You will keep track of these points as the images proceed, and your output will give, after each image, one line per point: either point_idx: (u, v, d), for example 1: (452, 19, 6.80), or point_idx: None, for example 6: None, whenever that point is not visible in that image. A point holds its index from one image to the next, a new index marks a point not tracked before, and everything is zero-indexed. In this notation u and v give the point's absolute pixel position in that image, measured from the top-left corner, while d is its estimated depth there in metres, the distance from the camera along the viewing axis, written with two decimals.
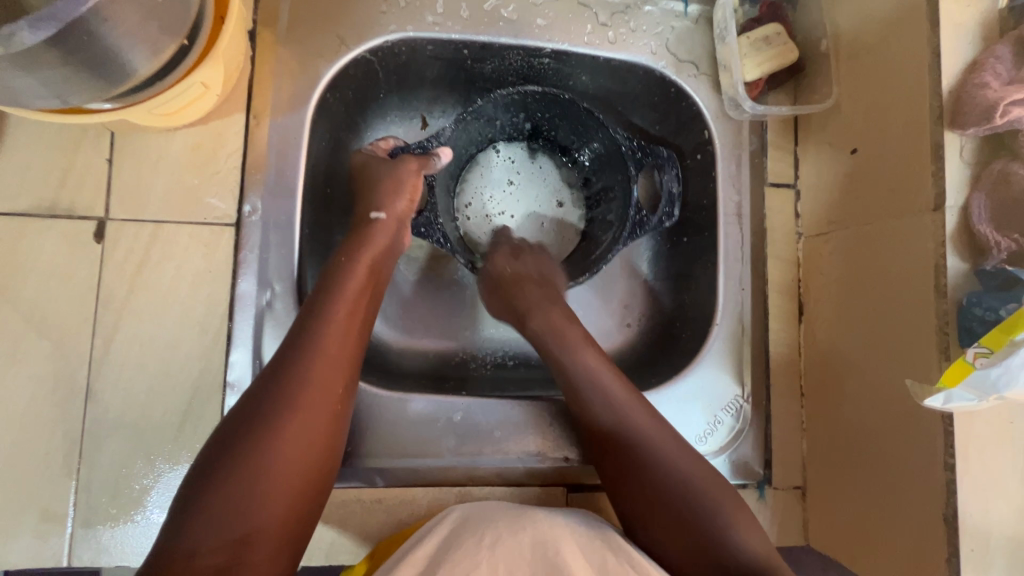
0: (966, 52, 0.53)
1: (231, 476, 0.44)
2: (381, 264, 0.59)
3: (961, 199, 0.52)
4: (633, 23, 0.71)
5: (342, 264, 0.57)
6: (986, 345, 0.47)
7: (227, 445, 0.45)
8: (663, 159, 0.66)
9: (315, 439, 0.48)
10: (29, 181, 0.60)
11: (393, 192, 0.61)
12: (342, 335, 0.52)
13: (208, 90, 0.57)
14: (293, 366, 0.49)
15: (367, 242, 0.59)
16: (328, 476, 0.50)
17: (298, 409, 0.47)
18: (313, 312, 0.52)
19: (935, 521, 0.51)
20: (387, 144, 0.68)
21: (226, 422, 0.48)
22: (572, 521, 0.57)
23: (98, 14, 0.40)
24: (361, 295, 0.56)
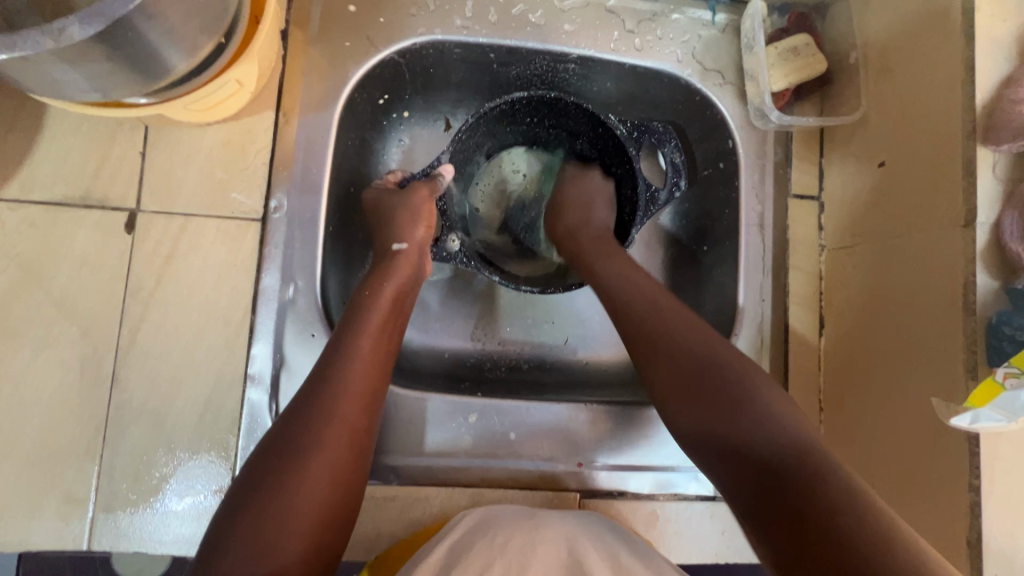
0: (1001, 67, 0.53)
1: (257, 511, 0.42)
2: (406, 292, 0.58)
3: (992, 216, 0.52)
4: (660, 31, 0.72)
5: (365, 297, 0.55)
6: (1017, 365, 0.46)
7: (255, 476, 0.44)
8: (660, 134, 0.65)
9: (346, 466, 0.46)
10: (65, 171, 0.61)
11: (414, 220, 0.61)
12: (368, 363, 0.51)
13: (241, 88, 0.59)
14: (319, 395, 0.47)
15: (391, 273, 0.58)
16: (355, 499, 0.48)
17: (324, 437, 0.46)
18: (339, 344, 0.51)
19: (957, 543, 0.50)
20: (395, 177, 0.68)
21: (254, 455, 0.46)
22: (586, 527, 0.57)
23: (144, 13, 0.41)
24: (386, 325, 0.54)
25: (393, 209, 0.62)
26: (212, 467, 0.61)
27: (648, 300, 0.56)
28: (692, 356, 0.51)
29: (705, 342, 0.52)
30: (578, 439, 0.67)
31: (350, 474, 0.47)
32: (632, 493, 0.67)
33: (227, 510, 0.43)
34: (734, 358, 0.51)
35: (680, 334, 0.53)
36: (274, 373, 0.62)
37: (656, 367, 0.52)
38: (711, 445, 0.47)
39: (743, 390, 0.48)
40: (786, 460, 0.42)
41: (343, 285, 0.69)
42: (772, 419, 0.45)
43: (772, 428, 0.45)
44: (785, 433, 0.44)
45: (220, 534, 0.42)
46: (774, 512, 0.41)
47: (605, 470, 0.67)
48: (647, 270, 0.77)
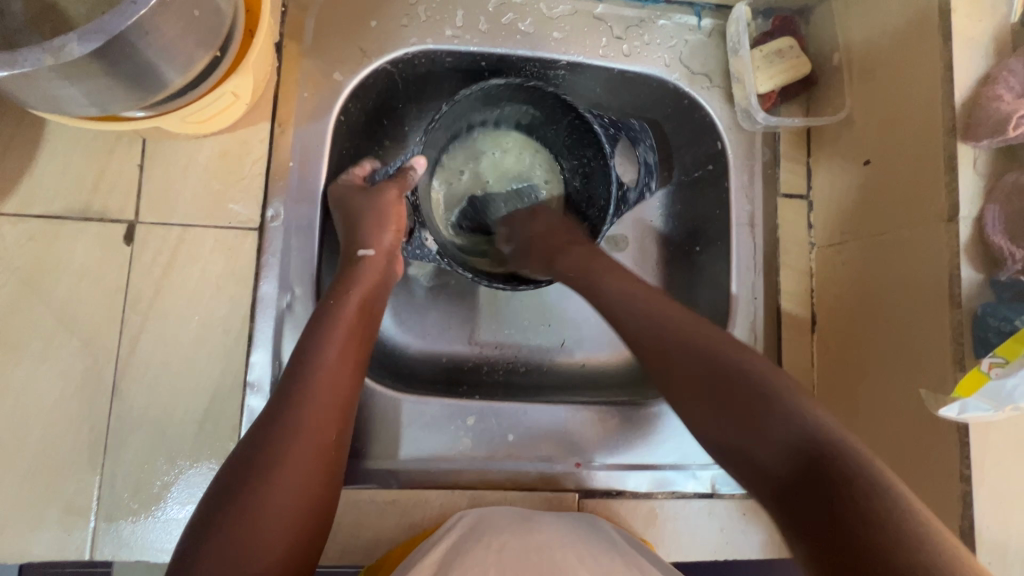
0: (978, 65, 0.54)
1: (226, 530, 0.42)
2: (372, 298, 0.59)
3: (974, 211, 0.53)
4: (647, 37, 0.73)
5: (332, 304, 0.56)
6: (1002, 355, 0.46)
7: (228, 488, 0.44)
8: (636, 131, 0.69)
9: (314, 479, 0.47)
10: (64, 185, 0.62)
11: (381, 225, 0.62)
12: (334, 371, 0.51)
13: (237, 99, 0.60)
14: (285, 411, 0.48)
15: (356, 279, 0.59)
16: (328, 504, 0.48)
17: (292, 448, 0.46)
18: (305, 351, 0.51)
19: (951, 534, 0.51)
20: (362, 170, 0.68)
21: (227, 466, 0.47)
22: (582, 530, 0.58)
23: (142, 29, 0.42)
24: (353, 334, 0.55)
25: (357, 212, 0.62)
26: (213, 475, 0.61)
27: (639, 316, 0.56)
28: (709, 359, 0.50)
29: (726, 345, 0.52)
30: (576, 439, 0.68)
31: (319, 481, 0.47)
32: (630, 492, 0.67)
33: (200, 522, 0.44)
34: (757, 361, 0.50)
35: (698, 346, 0.52)
36: (273, 380, 0.63)
37: (670, 373, 0.52)
38: (721, 436, 0.48)
39: (777, 390, 0.47)
40: (818, 455, 0.42)
41: None
42: (816, 419, 0.44)
43: (813, 422, 0.44)
44: (801, 424, 0.44)
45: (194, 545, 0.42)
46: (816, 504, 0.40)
47: (602, 469, 0.68)
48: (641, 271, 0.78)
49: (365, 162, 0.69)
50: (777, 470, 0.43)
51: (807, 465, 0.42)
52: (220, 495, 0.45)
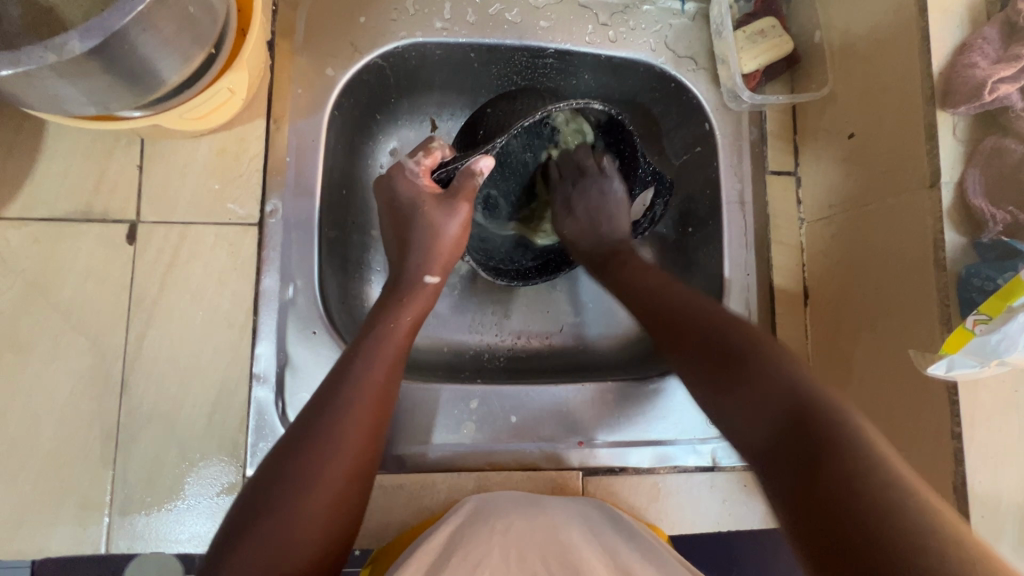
0: (954, 34, 0.56)
1: (258, 531, 0.43)
2: (418, 319, 0.59)
3: (956, 175, 0.54)
4: (632, 23, 0.74)
5: (384, 326, 0.56)
6: (986, 312, 0.48)
7: (263, 495, 0.45)
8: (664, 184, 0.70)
9: (346, 492, 0.47)
10: (65, 187, 0.63)
11: (432, 247, 0.60)
12: (377, 393, 0.51)
13: (232, 96, 0.61)
14: (325, 421, 0.48)
15: (408, 299, 0.58)
16: (357, 521, 0.49)
17: (329, 464, 0.46)
18: (350, 370, 0.51)
19: (945, 490, 0.52)
20: (433, 160, 0.63)
21: (263, 469, 0.48)
22: (586, 511, 0.58)
23: (139, 25, 0.43)
24: (398, 351, 0.55)
25: (412, 224, 0.61)
26: (224, 466, 0.62)
27: (655, 301, 0.58)
28: (710, 329, 0.51)
29: (727, 316, 0.52)
30: (578, 420, 0.69)
31: (352, 499, 0.48)
32: (633, 469, 0.69)
33: (233, 525, 0.45)
34: (750, 330, 0.50)
35: (710, 329, 0.51)
36: (278, 372, 0.65)
37: (683, 355, 0.52)
38: (725, 384, 0.47)
39: (774, 358, 0.46)
40: (808, 426, 0.40)
41: (341, 285, 0.71)
42: (785, 374, 0.44)
43: (785, 377, 0.44)
44: (790, 386, 0.43)
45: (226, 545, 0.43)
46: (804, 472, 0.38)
47: (605, 447, 0.69)
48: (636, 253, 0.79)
49: (434, 149, 0.63)
50: (769, 448, 0.42)
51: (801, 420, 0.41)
52: (254, 502, 0.45)
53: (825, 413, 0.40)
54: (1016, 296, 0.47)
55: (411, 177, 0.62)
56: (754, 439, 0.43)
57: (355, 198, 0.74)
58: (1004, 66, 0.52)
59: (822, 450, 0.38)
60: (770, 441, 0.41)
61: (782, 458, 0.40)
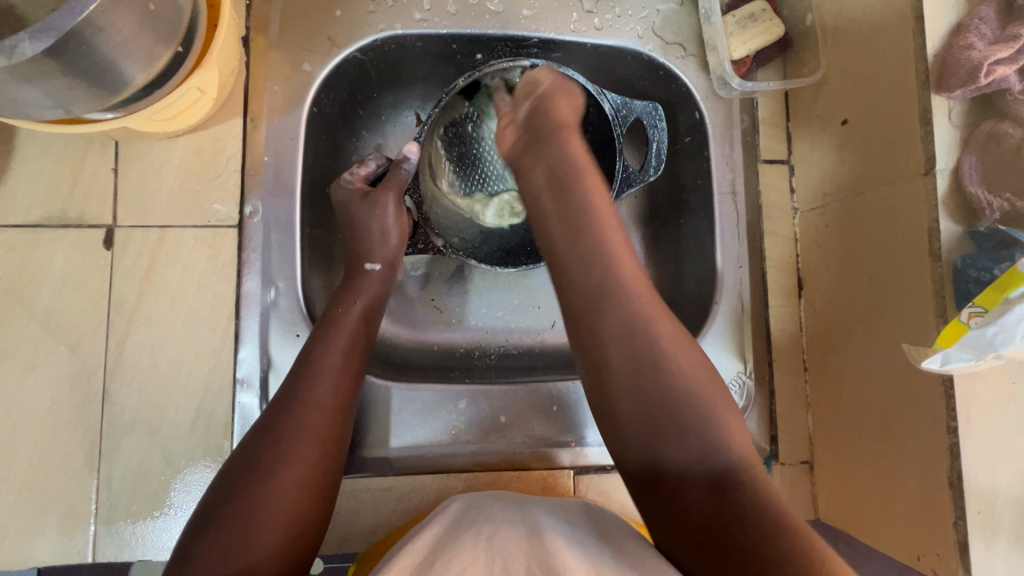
0: (950, 14, 0.53)
1: (229, 519, 0.43)
2: (375, 307, 0.59)
3: (951, 161, 0.52)
4: (618, 9, 0.72)
5: (335, 315, 0.56)
6: (981, 304, 0.46)
7: (229, 488, 0.45)
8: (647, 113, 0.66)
9: (317, 474, 0.47)
10: (39, 193, 0.62)
11: (383, 236, 0.61)
12: (337, 378, 0.52)
13: (204, 95, 0.59)
14: (289, 409, 0.49)
15: (360, 289, 0.59)
16: (328, 507, 0.49)
17: (293, 449, 0.47)
18: (307, 360, 0.52)
19: (941, 486, 0.51)
20: (366, 169, 0.66)
21: (228, 466, 0.47)
22: (569, 517, 0.57)
23: (94, 24, 0.41)
24: (355, 339, 0.56)
25: (354, 219, 0.62)
26: (209, 473, 0.62)
27: (619, 327, 0.50)
28: (648, 383, 0.49)
29: (688, 362, 0.50)
30: (569, 418, 0.68)
31: (320, 482, 0.48)
32: None
33: (202, 516, 0.44)
34: (706, 387, 0.50)
35: (666, 371, 0.49)
36: (262, 376, 0.63)
37: (627, 425, 0.49)
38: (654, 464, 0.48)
39: (693, 417, 0.48)
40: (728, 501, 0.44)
41: (327, 286, 0.70)
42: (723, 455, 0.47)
43: (719, 456, 0.46)
44: (722, 451, 0.47)
45: (193, 541, 0.43)
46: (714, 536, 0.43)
47: (597, 446, 0.68)
48: (626, 247, 0.78)
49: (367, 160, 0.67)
50: (680, 477, 0.47)
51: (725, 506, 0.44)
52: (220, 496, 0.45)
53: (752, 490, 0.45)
54: (1012, 288, 0.45)
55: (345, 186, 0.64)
56: (636, 434, 0.49)
57: None
58: (1001, 47, 0.50)
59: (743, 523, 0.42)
60: (682, 503, 0.46)
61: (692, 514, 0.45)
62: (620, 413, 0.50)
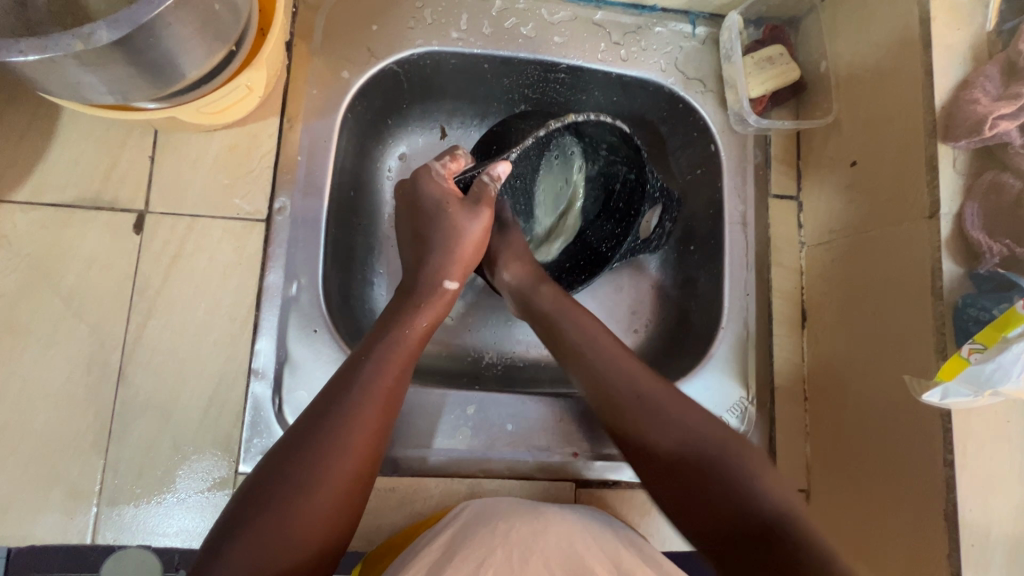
0: (957, 71, 0.57)
1: (259, 525, 0.44)
2: (432, 323, 0.60)
3: (955, 207, 0.55)
4: (644, 43, 0.76)
5: (396, 332, 0.56)
6: (981, 341, 0.49)
7: (263, 488, 0.46)
8: (672, 202, 0.72)
9: (348, 493, 0.48)
10: (76, 175, 0.64)
11: (454, 248, 0.61)
12: (385, 398, 0.52)
13: (250, 93, 0.62)
14: (331, 422, 0.49)
15: (421, 300, 0.59)
16: (353, 524, 0.49)
17: (332, 466, 0.47)
18: (359, 374, 0.52)
19: (936, 518, 0.53)
20: (457, 165, 0.65)
21: (262, 463, 0.48)
22: (587, 520, 0.57)
23: (163, 20, 0.44)
24: (408, 358, 0.56)
25: (435, 226, 0.61)
26: (217, 461, 0.62)
27: (621, 374, 0.57)
28: (682, 432, 0.53)
29: (697, 416, 0.54)
30: (574, 431, 0.69)
31: (351, 499, 0.48)
32: (626, 482, 0.69)
33: (235, 512, 0.46)
34: (728, 428, 0.54)
35: (671, 410, 0.54)
36: (277, 368, 0.64)
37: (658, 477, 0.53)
38: (671, 475, 0.52)
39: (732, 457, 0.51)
40: (778, 536, 0.46)
41: (344, 285, 0.71)
42: (759, 487, 0.50)
43: (756, 493, 0.49)
44: (766, 504, 0.48)
45: (225, 536, 0.44)
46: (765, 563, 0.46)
47: (599, 460, 0.69)
48: (635, 271, 0.80)
49: (459, 155, 0.65)
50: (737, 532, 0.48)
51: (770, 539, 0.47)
52: (253, 497, 0.46)
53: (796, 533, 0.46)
54: (1011, 327, 0.47)
55: (437, 178, 0.63)
56: (658, 448, 0.53)
57: (361, 200, 0.75)
58: (1004, 103, 0.53)
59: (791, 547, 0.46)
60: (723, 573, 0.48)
61: (737, 552, 0.48)
62: (661, 450, 0.53)
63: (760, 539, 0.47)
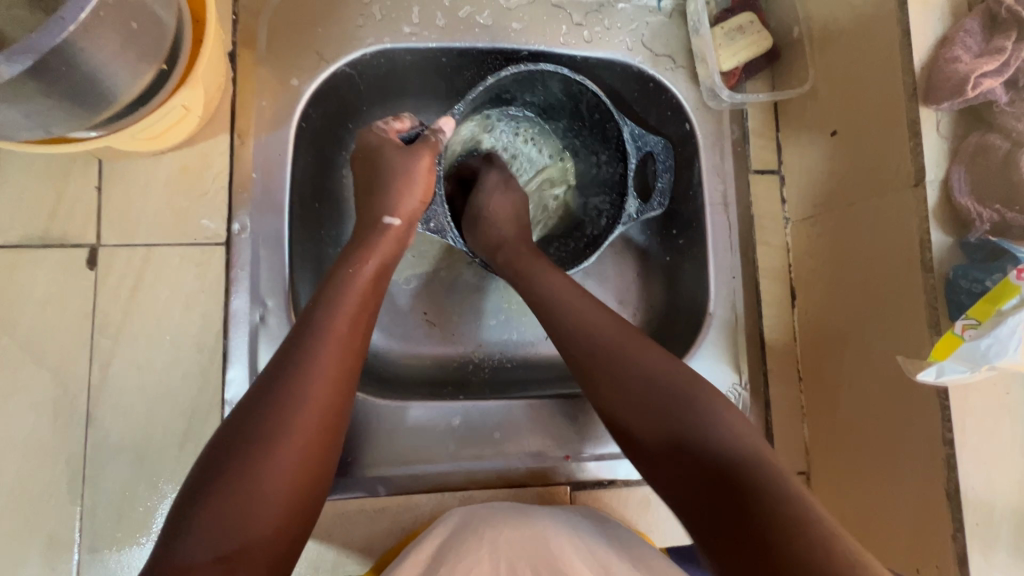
0: (936, 27, 0.54)
1: (225, 486, 0.41)
2: (387, 267, 0.57)
3: (941, 173, 0.52)
4: (607, 22, 0.72)
5: (344, 275, 0.53)
6: (974, 316, 0.47)
7: (223, 450, 0.43)
8: (656, 148, 0.68)
9: (315, 442, 0.45)
10: (20, 213, 0.61)
11: (405, 190, 0.58)
12: (344, 341, 0.49)
13: (190, 112, 0.58)
14: (289, 374, 0.46)
15: (372, 246, 0.56)
16: (327, 474, 0.47)
17: (295, 416, 0.45)
18: (311, 323, 0.49)
19: (938, 497, 0.51)
20: (401, 124, 0.64)
21: (220, 430, 0.45)
22: (575, 523, 0.56)
23: (75, 44, 0.41)
24: (365, 303, 0.53)
25: (381, 168, 0.59)
26: None
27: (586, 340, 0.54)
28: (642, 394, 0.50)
29: (660, 360, 0.51)
30: (564, 432, 0.67)
31: (320, 451, 0.46)
32: (622, 480, 0.67)
33: (197, 481, 0.42)
34: (694, 382, 0.50)
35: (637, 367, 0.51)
36: None
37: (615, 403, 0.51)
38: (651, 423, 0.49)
39: (688, 401, 0.48)
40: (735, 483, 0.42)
41: None
42: (719, 438, 0.45)
43: (717, 444, 0.45)
44: (729, 450, 0.45)
45: (188, 507, 0.41)
46: (722, 521, 0.41)
47: (592, 460, 0.67)
48: (617, 262, 0.77)
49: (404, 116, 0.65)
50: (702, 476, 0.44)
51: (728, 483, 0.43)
52: (213, 460, 0.43)
53: (752, 477, 0.42)
54: (1004, 300, 0.46)
55: (379, 134, 0.62)
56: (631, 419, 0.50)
57: (328, 210, 0.71)
58: (987, 59, 0.50)
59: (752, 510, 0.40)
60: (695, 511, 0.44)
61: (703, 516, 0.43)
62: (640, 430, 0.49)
63: (726, 487, 0.42)
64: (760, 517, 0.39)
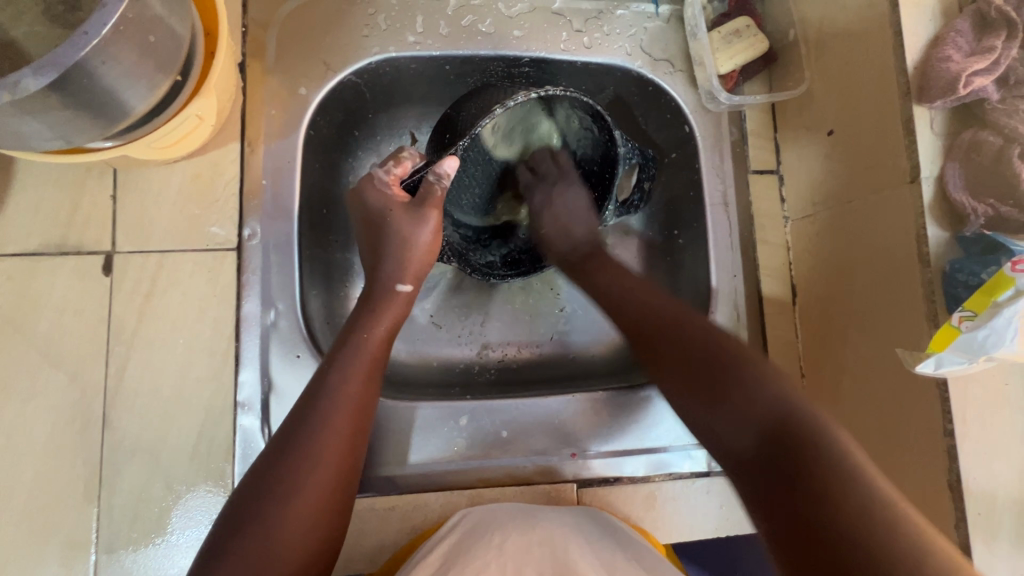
0: (928, 27, 0.55)
1: (240, 557, 0.42)
2: (394, 331, 0.59)
3: (936, 169, 0.53)
4: (607, 28, 0.74)
5: (356, 340, 0.55)
6: (971, 308, 0.48)
7: (238, 518, 0.44)
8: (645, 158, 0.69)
9: (326, 511, 0.46)
10: (38, 221, 0.62)
11: (411, 248, 0.59)
12: (354, 406, 0.51)
13: (202, 121, 0.60)
14: (300, 442, 0.47)
15: (381, 309, 0.58)
16: (340, 534, 0.48)
17: (307, 486, 0.46)
18: (323, 388, 0.51)
19: (941, 489, 0.51)
20: (402, 169, 0.62)
21: (235, 497, 0.47)
22: (583, 525, 0.57)
23: (96, 57, 0.42)
24: (374, 366, 0.54)
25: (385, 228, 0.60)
26: (210, 497, 0.61)
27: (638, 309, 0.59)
28: (689, 361, 0.53)
29: (702, 328, 0.55)
30: (569, 430, 0.68)
31: (331, 518, 0.47)
32: (628, 478, 0.68)
33: (211, 552, 0.44)
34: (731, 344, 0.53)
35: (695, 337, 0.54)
36: (263, 398, 0.64)
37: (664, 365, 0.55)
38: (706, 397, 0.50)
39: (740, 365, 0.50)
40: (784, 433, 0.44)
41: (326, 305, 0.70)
42: (764, 395, 0.47)
43: (759, 398, 0.47)
44: (779, 403, 0.46)
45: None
46: (772, 476, 0.43)
47: (598, 458, 0.68)
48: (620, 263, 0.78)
49: (404, 157, 0.62)
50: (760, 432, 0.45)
51: (783, 442, 0.43)
52: (228, 530, 0.44)
53: (804, 429, 0.43)
54: (999, 291, 0.47)
55: (381, 187, 0.61)
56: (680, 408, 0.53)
57: (337, 215, 0.73)
58: (977, 59, 0.52)
59: (800, 471, 0.41)
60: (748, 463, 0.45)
61: (759, 465, 0.44)
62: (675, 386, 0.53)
63: (774, 442, 0.44)
64: (800, 491, 0.40)
